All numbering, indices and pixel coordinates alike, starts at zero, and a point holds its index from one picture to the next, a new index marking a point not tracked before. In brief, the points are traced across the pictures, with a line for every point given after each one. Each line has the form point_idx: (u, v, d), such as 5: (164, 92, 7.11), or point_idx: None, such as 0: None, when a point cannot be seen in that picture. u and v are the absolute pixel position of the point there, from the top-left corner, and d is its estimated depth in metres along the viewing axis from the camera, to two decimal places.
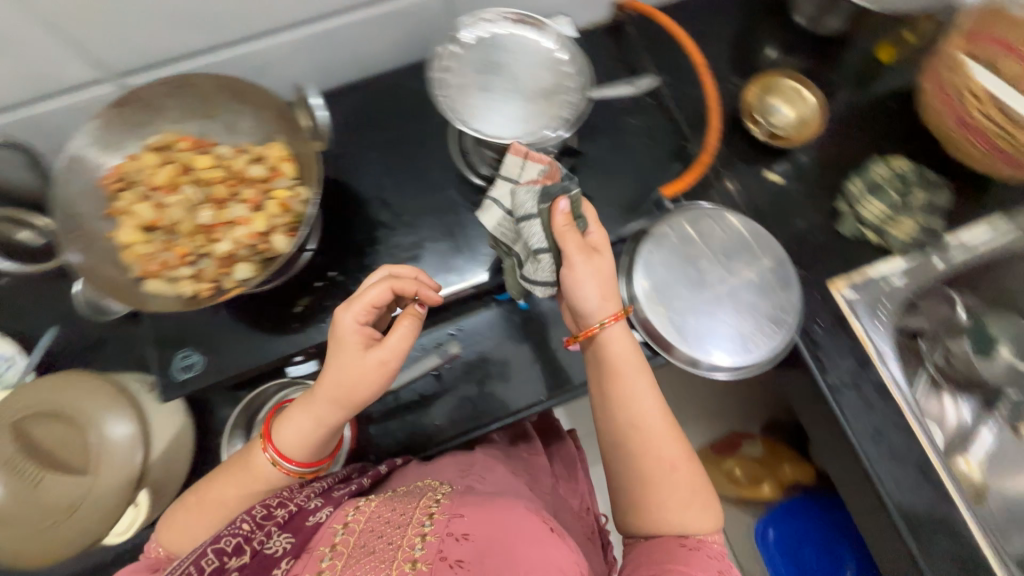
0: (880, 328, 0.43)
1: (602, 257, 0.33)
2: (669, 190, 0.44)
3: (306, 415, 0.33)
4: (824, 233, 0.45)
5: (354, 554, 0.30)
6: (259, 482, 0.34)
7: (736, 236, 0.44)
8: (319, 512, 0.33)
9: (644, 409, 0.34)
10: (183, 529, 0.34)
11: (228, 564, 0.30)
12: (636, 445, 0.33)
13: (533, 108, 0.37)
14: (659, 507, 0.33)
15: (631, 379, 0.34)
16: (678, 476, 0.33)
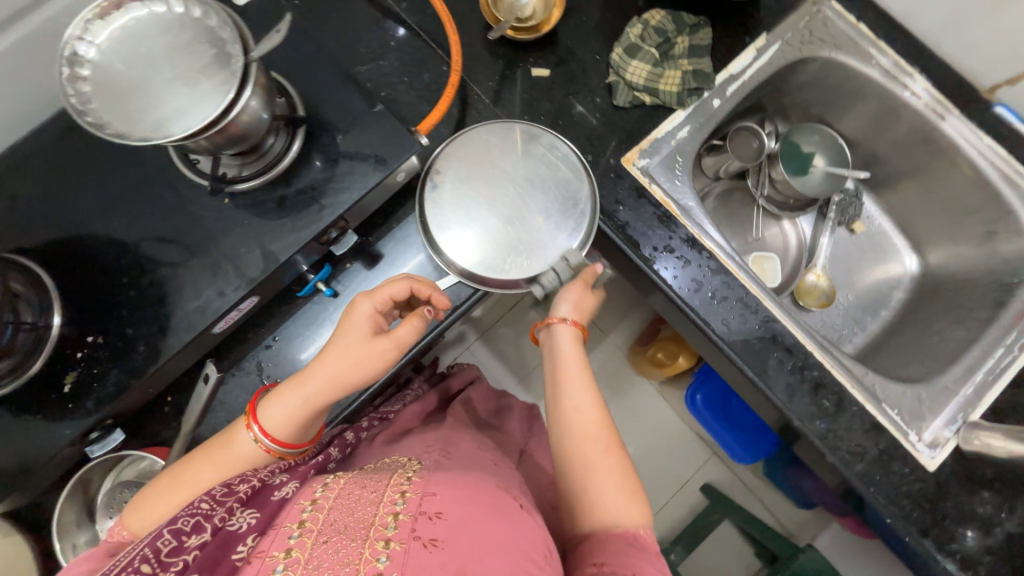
0: (709, 229, 0.76)
1: (584, 294, 0.66)
2: (625, 159, 0.77)
3: (296, 393, 0.57)
4: (652, 108, 0.79)
5: (324, 529, 0.47)
6: (228, 455, 0.56)
7: (692, 206, 0.77)
8: (285, 490, 0.53)
9: (574, 395, 0.59)
10: (226, 459, 0.56)
11: (189, 540, 0.46)
12: (579, 422, 0.58)
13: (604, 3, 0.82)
14: (597, 487, 0.55)
15: (572, 362, 0.62)
16: (616, 469, 0.56)
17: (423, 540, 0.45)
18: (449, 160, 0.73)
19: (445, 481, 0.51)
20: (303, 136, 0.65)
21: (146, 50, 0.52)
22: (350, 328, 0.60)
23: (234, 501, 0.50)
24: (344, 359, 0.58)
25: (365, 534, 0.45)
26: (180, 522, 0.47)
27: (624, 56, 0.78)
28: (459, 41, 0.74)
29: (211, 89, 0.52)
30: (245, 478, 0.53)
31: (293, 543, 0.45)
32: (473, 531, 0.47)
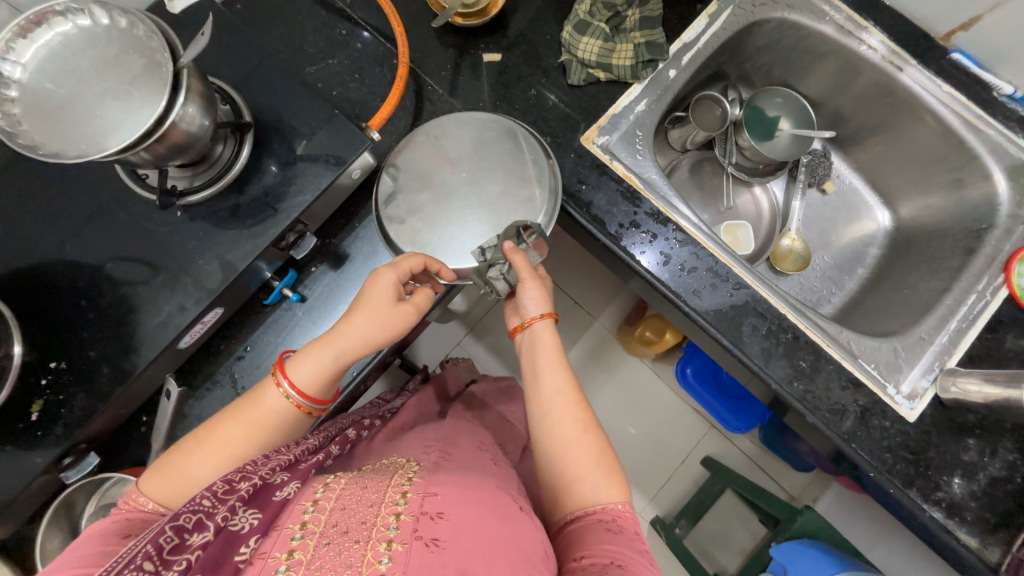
0: (675, 198, 0.76)
1: (530, 289, 0.62)
2: (584, 140, 0.76)
3: (320, 353, 0.58)
4: (607, 85, 0.78)
5: (326, 531, 0.46)
6: (256, 412, 0.56)
7: (655, 177, 0.76)
8: (285, 492, 0.50)
9: (549, 379, 0.59)
10: (251, 420, 0.56)
11: (192, 539, 0.45)
12: (555, 407, 0.57)
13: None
14: (577, 469, 0.54)
15: (543, 351, 0.61)
16: (596, 459, 0.55)
17: (424, 540, 0.45)
18: (404, 154, 0.72)
19: (446, 481, 0.51)
20: (251, 142, 0.64)
21: (73, 66, 0.52)
22: (375, 289, 0.59)
23: (235, 500, 0.48)
24: (365, 320, 0.58)
25: (366, 537, 0.45)
26: (182, 519, 0.45)
27: (575, 34, 0.77)
28: (404, 32, 0.73)
29: (144, 102, 0.51)
30: (246, 475, 0.51)
31: (296, 544, 0.45)
32: (474, 531, 0.47)
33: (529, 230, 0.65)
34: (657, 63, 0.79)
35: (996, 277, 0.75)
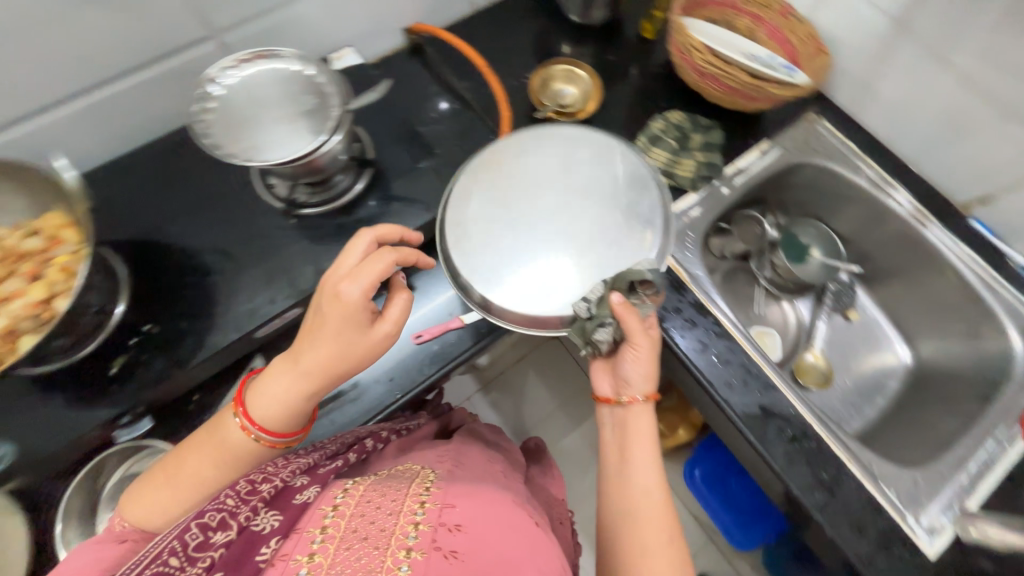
0: (717, 293, 0.83)
1: (639, 356, 0.64)
2: None
3: (282, 383, 0.58)
4: (668, 189, 0.90)
5: (346, 535, 0.49)
6: (217, 443, 0.57)
7: (700, 272, 0.85)
8: (303, 496, 0.54)
9: (640, 471, 0.61)
10: (217, 451, 0.57)
11: (215, 537, 0.49)
12: (639, 498, 0.60)
13: (632, 103, 0.97)
14: (646, 558, 0.56)
15: (638, 435, 0.64)
16: (669, 553, 0.56)
17: (442, 549, 0.49)
18: (493, 155, 0.76)
19: (461, 494, 0.56)
20: (368, 177, 0.76)
21: (258, 94, 0.64)
22: (335, 306, 0.55)
23: (257, 501, 0.53)
24: (344, 343, 0.57)
25: (386, 543, 0.48)
26: (208, 518, 0.50)
27: (647, 144, 0.92)
28: (509, 116, 0.87)
29: (306, 131, 0.63)
30: (267, 478, 0.56)
31: (317, 547, 0.48)
32: (487, 548, 0.51)
33: (648, 284, 0.65)
34: (712, 180, 0.91)
35: (1013, 428, 0.78)
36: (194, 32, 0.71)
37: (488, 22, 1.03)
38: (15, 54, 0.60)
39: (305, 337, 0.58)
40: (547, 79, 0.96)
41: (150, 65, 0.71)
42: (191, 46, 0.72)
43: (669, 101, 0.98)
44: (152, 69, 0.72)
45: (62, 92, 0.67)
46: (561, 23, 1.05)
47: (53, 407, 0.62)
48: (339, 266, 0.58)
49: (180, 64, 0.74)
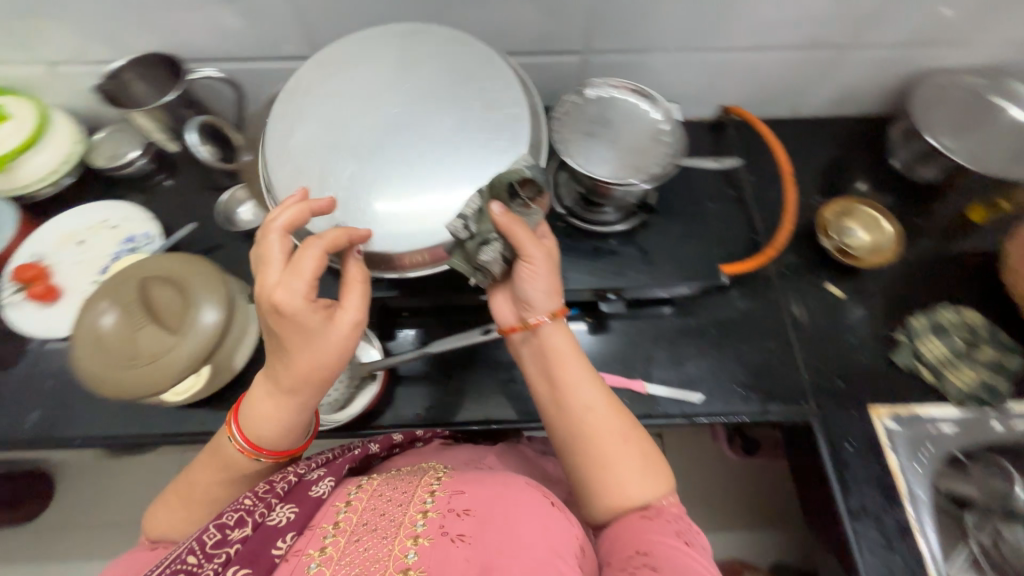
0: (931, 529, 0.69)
1: (540, 279, 0.62)
2: (874, 410, 0.76)
3: (262, 407, 0.62)
4: (924, 385, 0.78)
5: (357, 528, 0.55)
6: (220, 459, 0.64)
7: (919, 493, 0.71)
8: (315, 490, 0.61)
9: (582, 388, 0.62)
10: (223, 466, 0.64)
11: (232, 534, 0.56)
12: (591, 419, 0.61)
13: (922, 278, 0.87)
14: (614, 475, 0.59)
15: (563, 351, 0.63)
16: (627, 451, 0.60)
17: (450, 535, 0.52)
18: (374, 99, 0.68)
19: (473, 480, 0.59)
20: (633, 222, 0.82)
21: (611, 118, 0.74)
22: (287, 314, 0.55)
23: (272, 498, 0.60)
24: (303, 351, 0.57)
25: (395, 532, 0.53)
26: (226, 518, 0.57)
27: (925, 329, 0.80)
28: (789, 229, 0.84)
29: (620, 166, 0.72)
30: (284, 477, 0.63)
31: (327, 542, 0.54)
32: (499, 525, 0.53)
33: (525, 186, 0.62)
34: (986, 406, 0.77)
35: None
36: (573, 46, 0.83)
37: (801, 132, 1.02)
38: (459, 18, 0.78)
39: (276, 353, 0.60)
40: (847, 211, 0.89)
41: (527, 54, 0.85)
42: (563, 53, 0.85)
43: (967, 296, 0.85)
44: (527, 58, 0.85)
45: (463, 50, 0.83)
46: (875, 163, 1.00)
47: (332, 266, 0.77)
48: (265, 280, 0.57)
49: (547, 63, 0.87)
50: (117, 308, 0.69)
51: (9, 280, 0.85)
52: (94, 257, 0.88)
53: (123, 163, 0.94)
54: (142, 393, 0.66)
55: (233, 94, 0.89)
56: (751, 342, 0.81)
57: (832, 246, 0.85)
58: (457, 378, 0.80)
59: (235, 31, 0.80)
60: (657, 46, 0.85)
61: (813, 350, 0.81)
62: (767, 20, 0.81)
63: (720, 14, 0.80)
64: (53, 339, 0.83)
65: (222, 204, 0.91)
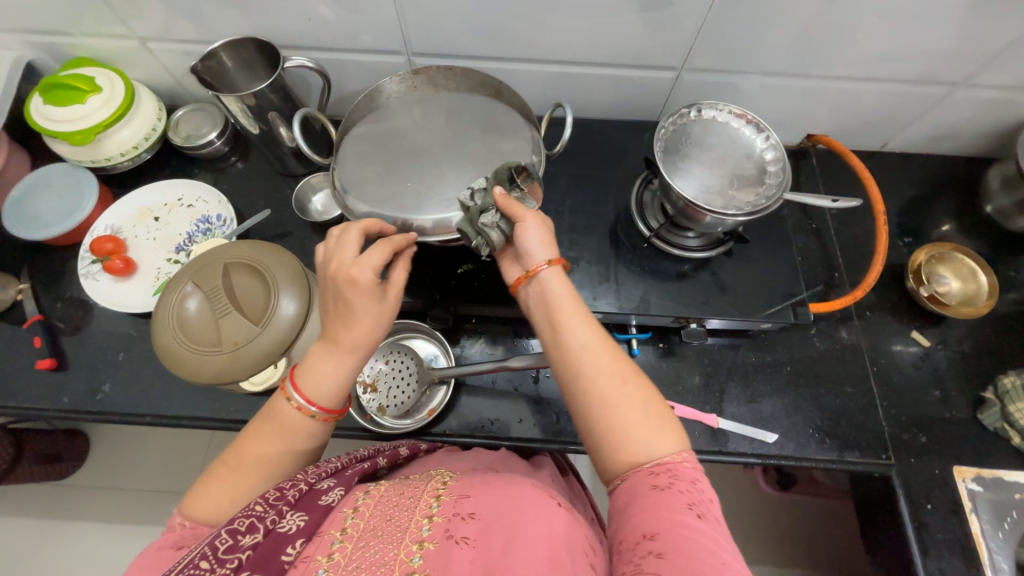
0: None
1: (528, 228, 0.57)
2: (957, 470, 0.73)
3: (314, 368, 0.55)
4: (1010, 448, 0.74)
5: (366, 533, 0.45)
6: (277, 427, 0.55)
7: (1002, 561, 0.68)
8: (331, 496, 0.50)
9: (579, 328, 0.53)
10: (270, 437, 0.55)
11: (243, 540, 0.43)
12: (586, 364, 0.51)
13: (1012, 334, 0.83)
14: (616, 423, 0.49)
15: (558, 296, 0.55)
16: (635, 402, 0.49)
17: (455, 539, 0.44)
18: (434, 111, 0.68)
19: (478, 483, 0.50)
20: (722, 251, 0.78)
21: (711, 141, 0.72)
22: (355, 291, 0.54)
23: (284, 505, 0.48)
24: (352, 305, 0.54)
25: (401, 537, 0.45)
26: (236, 522, 0.45)
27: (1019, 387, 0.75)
28: (879, 270, 0.81)
29: (726, 192, 0.68)
30: (293, 483, 0.51)
31: (336, 548, 0.44)
32: (504, 527, 0.44)
33: (522, 175, 0.62)
34: None
35: None
36: (672, 61, 0.81)
37: (888, 169, 0.99)
38: (561, 26, 0.76)
39: (333, 319, 0.56)
40: (939, 256, 0.88)
41: (623, 66, 0.83)
42: (660, 69, 0.83)
43: None
44: (623, 71, 0.84)
45: (558, 58, 0.82)
46: (968, 207, 0.95)
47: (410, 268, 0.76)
48: (340, 255, 0.56)
49: (640, 77, 0.85)
50: (195, 293, 0.70)
51: (85, 252, 0.86)
52: (169, 234, 0.89)
53: (201, 143, 0.93)
54: (233, 378, 0.66)
55: (320, 82, 0.87)
56: (828, 383, 0.78)
57: (927, 292, 0.82)
58: (523, 391, 0.79)
59: (327, 22, 0.79)
60: (755, 68, 0.82)
61: (894, 399, 0.78)
62: (879, 52, 0.77)
63: (831, 43, 0.76)
64: (129, 315, 0.85)
65: (299, 188, 0.90)
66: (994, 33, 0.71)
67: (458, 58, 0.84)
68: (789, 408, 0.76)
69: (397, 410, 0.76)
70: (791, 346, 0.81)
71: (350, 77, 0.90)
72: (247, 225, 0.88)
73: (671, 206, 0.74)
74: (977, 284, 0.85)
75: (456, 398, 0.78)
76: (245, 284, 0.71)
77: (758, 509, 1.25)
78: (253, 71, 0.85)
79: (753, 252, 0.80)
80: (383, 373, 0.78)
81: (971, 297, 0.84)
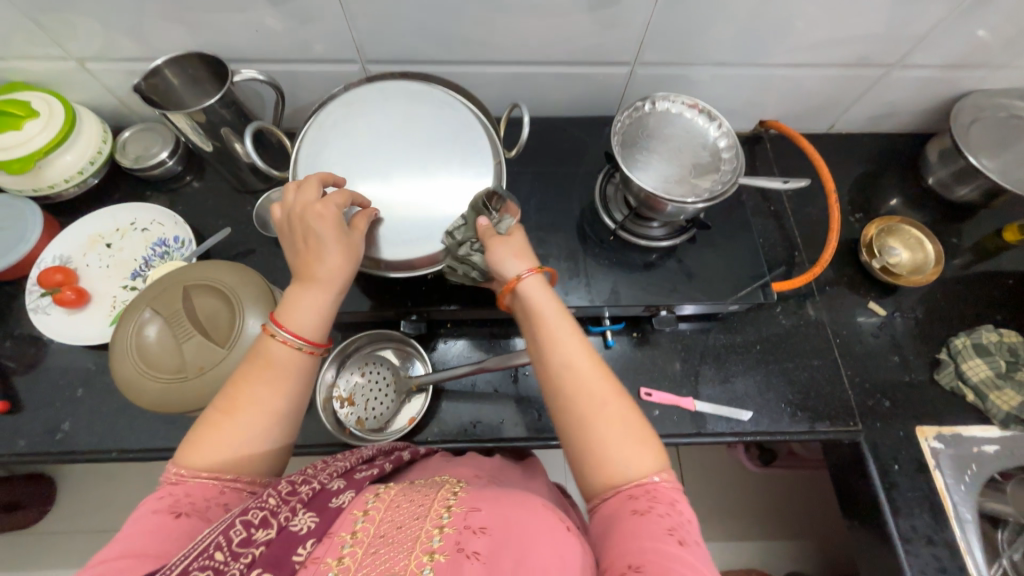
0: (979, 549, 0.70)
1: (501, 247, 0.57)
2: (919, 430, 0.77)
3: (298, 300, 0.54)
4: (965, 405, 0.79)
5: (375, 539, 0.42)
6: (266, 367, 0.51)
7: (965, 512, 0.72)
8: (341, 501, 0.46)
9: (565, 344, 0.52)
10: (256, 376, 0.51)
11: (257, 534, 0.42)
12: (574, 381, 0.51)
13: (959, 298, 0.88)
14: (601, 443, 0.49)
15: (550, 311, 0.54)
16: (616, 425, 0.49)
17: (466, 554, 0.41)
18: (391, 116, 0.67)
19: (490, 496, 0.47)
20: (686, 238, 0.80)
21: (666, 132, 0.74)
22: (325, 223, 0.55)
23: (296, 501, 0.45)
24: (319, 243, 0.54)
25: (411, 546, 0.42)
26: (250, 514, 0.42)
27: (969, 348, 0.80)
28: (835, 247, 0.84)
29: (684, 180, 0.70)
30: (306, 480, 0.49)
31: (345, 553, 0.41)
32: (516, 544, 0.42)
33: (496, 198, 0.63)
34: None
35: None
36: (625, 57, 0.83)
37: (837, 149, 1.03)
38: (514, 29, 0.77)
39: (304, 259, 0.55)
40: (888, 229, 0.92)
41: (578, 64, 0.84)
42: (614, 65, 0.85)
43: (1001, 317, 0.87)
44: (579, 69, 0.85)
45: (515, 60, 0.83)
46: (912, 182, 1.01)
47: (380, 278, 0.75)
48: (301, 199, 0.56)
49: (596, 73, 0.86)
50: (151, 318, 0.67)
51: (33, 285, 0.81)
52: (124, 261, 0.86)
53: (153, 164, 0.90)
54: (201, 404, 0.64)
55: (274, 94, 0.85)
56: (795, 357, 0.81)
57: (879, 265, 0.86)
58: (504, 392, 0.79)
59: (275, 33, 0.77)
60: (704, 60, 0.84)
61: (857, 369, 0.81)
62: (818, 39, 0.80)
63: (773, 32, 0.79)
64: (86, 348, 0.81)
65: (259, 205, 0.86)
66: (921, 15, 0.76)
67: (413, 65, 0.84)
68: (762, 385, 0.79)
69: (375, 422, 0.75)
70: (759, 324, 0.84)
71: (305, 88, 0.89)
72: (207, 245, 0.86)
73: (633, 199, 0.75)
74: (924, 254, 0.90)
75: (435, 405, 0.77)
76: (203, 304, 0.69)
77: (741, 486, 1.28)
78: (202, 86, 0.82)
79: (716, 239, 0.82)
80: (360, 386, 0.76)
81: (920, 267, 0.89)
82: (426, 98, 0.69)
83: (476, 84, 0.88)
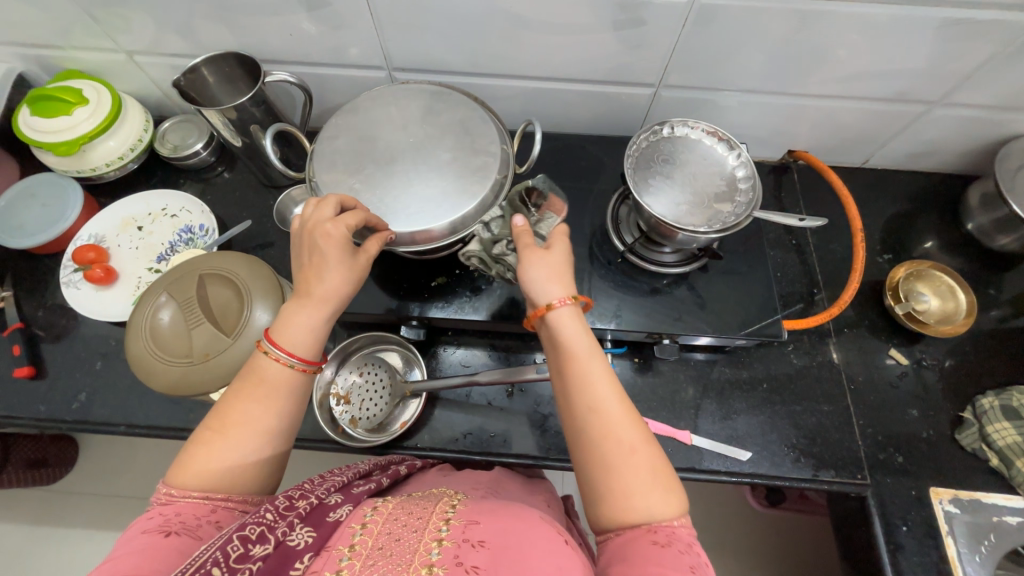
0: None
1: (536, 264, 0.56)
2: (934, 491, 0.72)
3: (293, 320, 0.55)
4: (988, 469, 0.73)
5: (374, 553, 0.42)
6: (259, 384, 0.53)
7: None
8: (339, 514, 0.47)
9: (594, 384, 0.50)
10: (248, 394, 0.52)
11: (254, 550, 0.41)
12: (599, 423, 0.48)
13: (992, 353, 0.82)
14: (623, 489, 0.46)
15: (580, 345, 0.52)
16: (642, 470, 0.47)
17: (465, 568, 0.41)
18: (406, 125, 0.69)
19: (488, 510, 0.48)
20: (696, 267, 0.78)
21: (683, 158, 0.72)
22: (329, 244, 0.56)
23: (293, 517, 0.45)
24: (322, 268, 0.56)
25: (409, 561, 0.41)
26: (248, 529, 0.42)
27: (997, 409, 0.74)
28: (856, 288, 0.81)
29: (697, 208, 0.69)
30: (304, 495, 0.48)
31: (344, 565, 0.41)
32: (513, 557, 0.42)
33: (535, 195, 0.69)
34: None
35: None
36: (650, 79, 0.82)
37: (869, 185, 0.99)
38: (539, 46, 0.77)
39: (305, 275, 0.57)
40: (917, 273, 0.88)
41: (602, 83, 0.84)
42: (638, 86, 0.84)
43: None
44: (602, 88, 0.85)
45: (539, 75, 0.83)
46: (949, 224, 0.95)
47: (385, 282, 0.76)
48: (316, 217, 0.57)
49: (620, 93, 0.86)
50: (167, 304, 0.70)
51: (68, 260, 0.86)
52: (151, 244, 0.90)
53: (188, 154, 0.95)
54: (205, 387, 0.67)
55: (303, 95, 0.88)
56: (803, 399, 0.78)
57: (903, 310, 0.81)
58: (498, 405, 0.78)
59: (309, 38, 0.80)
60: (732, 86, 0.83)
61: (871, 418, 0.77)
62: (854, 72, 0.77)
63: (807, 62, 0.76)
64: (109, 323, 0.85)
65: (279, 201, 0.90)
66: (966, 54, 0.72)
67: (439, 75, 0.85)
68: (766, 424, 0.76)
69: (369, 423, 0.76)
70: (768, 361, 0.80)
71: (332, 90, 0.91)
72: (228, 235, 0.89)
73: (644, 224, 0.74)
74: (955, 303, 0.84)
75: (429, 412, 0.78)
76: (216, 292, 0.72)
77: (743, 524, 1.23)
78: (236, 84, 0.86)
79: (729, 269, 0.80)
80: (356, 386, 0.77)
81: (949, 316, 0.83)
82: (443, 110, 0.70)
83: (500, 97, 0.89)
